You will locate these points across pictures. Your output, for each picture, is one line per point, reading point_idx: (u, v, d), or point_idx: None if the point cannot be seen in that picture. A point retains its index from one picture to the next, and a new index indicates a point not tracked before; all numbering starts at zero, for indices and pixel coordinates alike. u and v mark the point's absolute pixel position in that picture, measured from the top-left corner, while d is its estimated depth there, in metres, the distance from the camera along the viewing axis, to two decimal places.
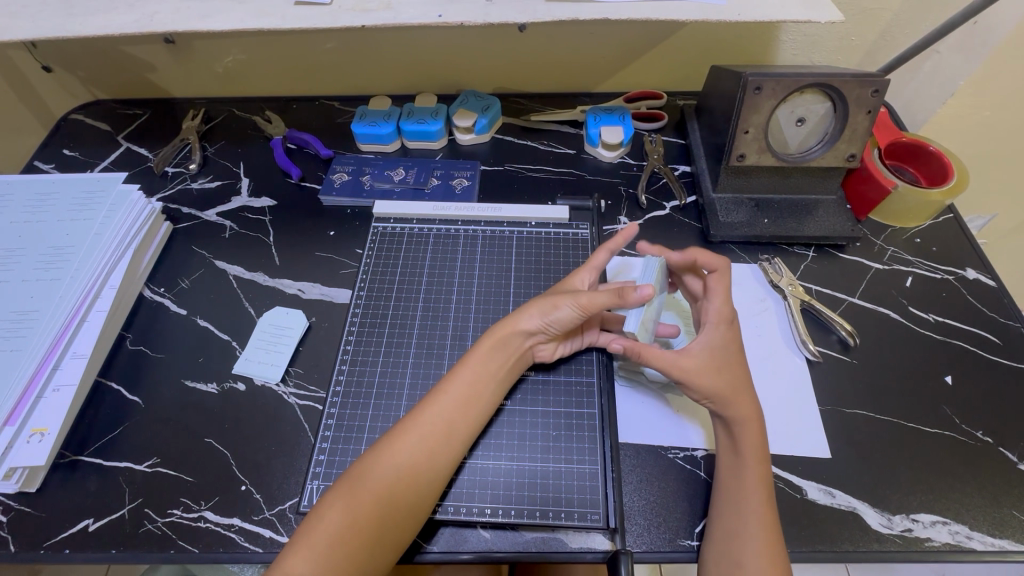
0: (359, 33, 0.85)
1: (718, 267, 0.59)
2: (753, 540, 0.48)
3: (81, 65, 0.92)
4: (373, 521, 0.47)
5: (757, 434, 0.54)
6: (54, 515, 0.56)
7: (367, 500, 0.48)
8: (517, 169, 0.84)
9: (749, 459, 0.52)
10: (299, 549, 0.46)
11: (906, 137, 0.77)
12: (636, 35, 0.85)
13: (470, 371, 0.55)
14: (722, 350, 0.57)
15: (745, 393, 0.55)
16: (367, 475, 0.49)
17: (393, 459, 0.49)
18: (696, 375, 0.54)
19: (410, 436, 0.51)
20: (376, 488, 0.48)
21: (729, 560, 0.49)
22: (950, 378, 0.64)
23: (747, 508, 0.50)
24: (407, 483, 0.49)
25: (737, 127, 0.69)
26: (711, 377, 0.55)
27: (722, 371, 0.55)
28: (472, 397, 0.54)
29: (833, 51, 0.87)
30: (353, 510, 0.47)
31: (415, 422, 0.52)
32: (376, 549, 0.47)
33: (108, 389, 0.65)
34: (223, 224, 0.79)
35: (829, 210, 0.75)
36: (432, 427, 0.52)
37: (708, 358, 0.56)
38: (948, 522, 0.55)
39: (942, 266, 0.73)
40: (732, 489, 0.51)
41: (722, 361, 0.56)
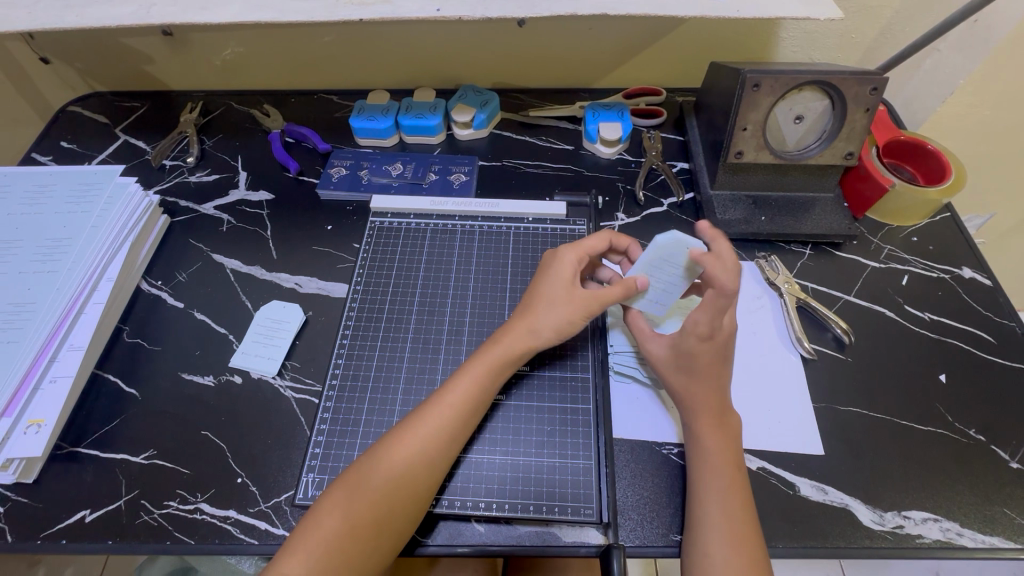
0: (358, 27, 0.84)
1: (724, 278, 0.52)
2: (716, 531, 0.49)
3: (79, 57, 0.92)
4: (371, 524, 0.47)
5: (718, 427, 0.54)
6: (50, 506, 0.57)
7: (364, 502, 0.48)
8: (515, 164, 0.84)
9: (713, 452, 0.53)
10: (297, 552, 0.46)
11: (904, 135, 0.77)
12: (635, 30, 0.85)
13: (472, 373, 0.55)
14: (689, 356, 0.56)
15: (710, 387, 0.55)
16: (363, 477, 0.49)
17: (392, 462, 0.50)
18: (658, 363, 0.59)
19: (406, 438, 0.51)
20: (373, 491, 0.48)
21: (695, 552, 0.49)
22: (944, 377, 0.64)
23: (710, 499, 0.51)
24: (404, 486, 0.49)
25: (735, 124, 0.69)
26: (670, 370, 0.58)
27: (685, 368, 0.56)
28: (471, 399, 0.54)
29: (833, 48, 0.87)
30: (349, 512, 0.48)
31: (416, 425, 0.52)
32: (375, 552, 0.47)
33: (105, 381, 0.65)
34: (220, 218, 0.79)
35: (826, 208, 0.75)
36: (433, 428, 0.52)
37: (671, 353, 0.58)
38: (939, 519, 0.55)
39: (939, 265, 0.74)
40: (698, 482, 0.52)
41: (683, 358, 0.56)
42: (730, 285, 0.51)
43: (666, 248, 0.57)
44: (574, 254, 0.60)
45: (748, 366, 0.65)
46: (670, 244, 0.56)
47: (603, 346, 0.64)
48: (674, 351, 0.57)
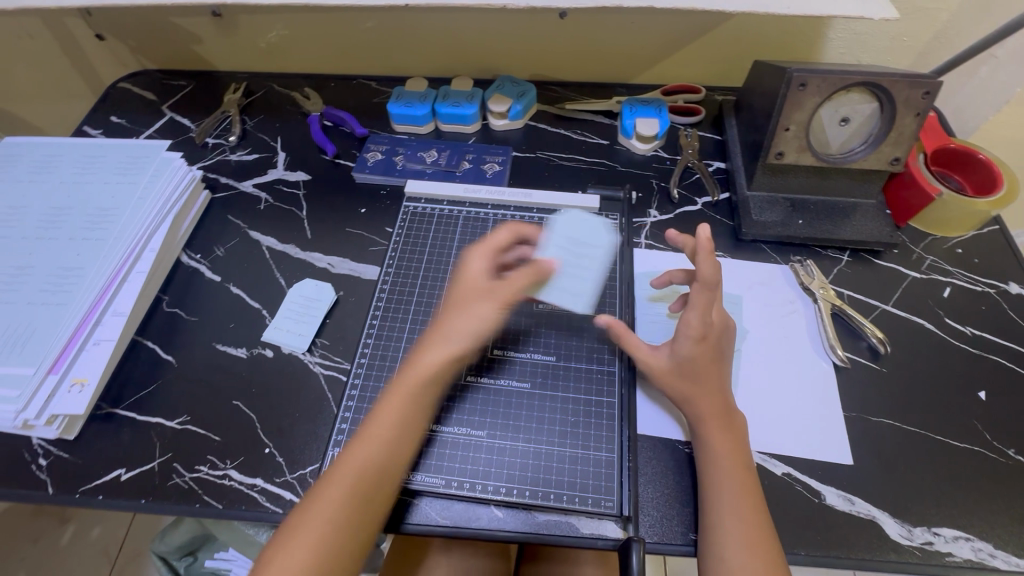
0: (400, 13, 0.85)
1: (707, 279, 0.54)
2: (731, 535, 0.49)
3: (131, 35, 0.95)
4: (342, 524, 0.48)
5: (723, 431, 0.54)
6: (89, 462, 0.59)
7: (331, 505, 0.48)
8: (549, 156, 0.84)
9: (720, 455, 0.53)
10: (276, 557, 0.46)
11: (954, 143, 0.74)
12: (678, 25, 0.84)
13: (420, 376, 0.54)
14: (693, 365, 0.56)
15: (710, 391, 0.55)
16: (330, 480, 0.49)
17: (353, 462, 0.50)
18: (659, 377, 0.57)
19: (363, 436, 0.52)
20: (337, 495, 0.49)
21: (712, 555, 0.49)
22: (983, 394, 0.62)
23: (722, 501, 0.50)
24: (369, 484, 0.50)
25: (778, 124, 0.68)
26: (671, 381, 0.56)
27: (686, 379, 0.56)
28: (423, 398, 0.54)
29: (882, 51, 0.84)
30: (319, 515, 0.48)
31: (373, 427, 0.52)
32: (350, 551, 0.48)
33: (144, 347, 0.67)
34: (258, 196, 0.81)
35: (867, 214, 0.73)
36: (385, 430, 0.52)
37: (673, 366, 0.56)
38: (971, 538, 0.54)
39: (984, 279, 0.71)
40: (707, 484, 0.52)
41: (689, 368, 0.56)
42: (712, 277, 0.54)
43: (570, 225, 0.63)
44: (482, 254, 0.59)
45: (778, 370, 0.64)
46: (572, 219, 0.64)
47: (631, 341, 0.64)
48: (673, 364, 0.56)
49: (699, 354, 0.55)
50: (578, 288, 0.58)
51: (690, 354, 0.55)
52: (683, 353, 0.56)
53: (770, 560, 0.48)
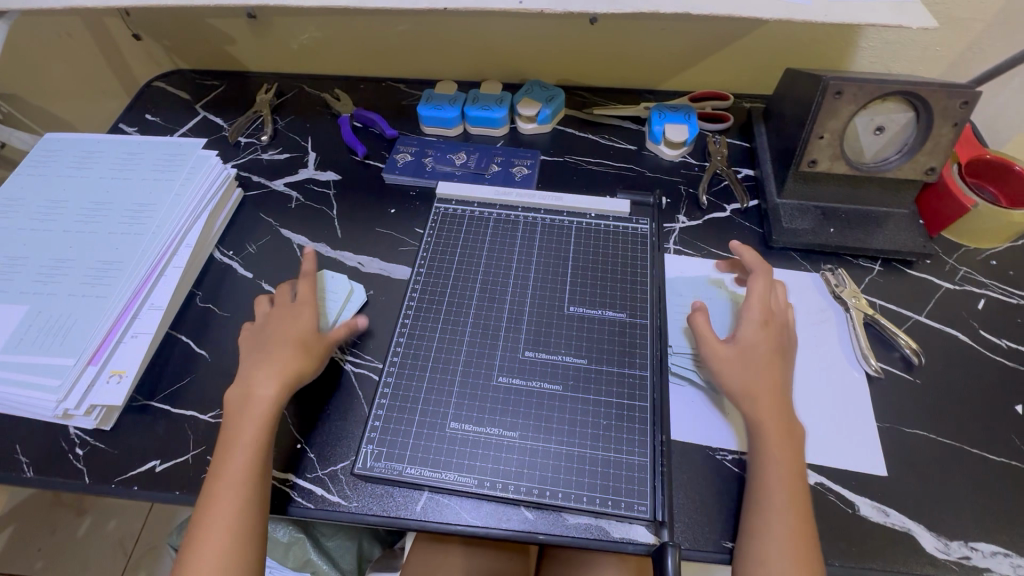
0: (433, 17, 0.86)
1: (759, 269, 0.63)
2: (775, 539, 0.49)
3: (167, 35, 0.97)
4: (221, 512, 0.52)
5: (781, 437, 0.54)
6: (125, 453, 0.60)
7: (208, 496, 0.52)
8: (577, 161, 0.85)
9: (773, 459, 0.53)
10: (200, 541, 0.51)
11: (989, 154, 0.74)
12: (709, 32, 0.84)
13: (273, 371, 0.58)
14: (756, 349, 0.58)
15: (771, 375, 0.57)
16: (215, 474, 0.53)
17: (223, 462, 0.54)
18: (723, 364, 0.58)
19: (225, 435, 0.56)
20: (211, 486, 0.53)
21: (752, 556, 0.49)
22: (1020, 407, 0.61)
23: (770, 509, 0.50)
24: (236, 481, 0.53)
25: (812, 132, 0.68)
26: (731, 367, 0.57)
27: (750, 360, 0.57)
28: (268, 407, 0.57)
29: (915, 61, 0.84)
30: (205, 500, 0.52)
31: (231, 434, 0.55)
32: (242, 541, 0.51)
33: (178, 341, 0.68)
34: (290, 195, 0.82)
35: (900, 224, 0.73)
36: (248, 433, 0.55)
37: (736, 352, 0.58)
38: (1010, 554, 0.53)
39: (1019, 291, 0.70)
40: (757, 491, 0.52)
41: (750, 355, 0.58)
42: (758, 262, 0.65)
43: None
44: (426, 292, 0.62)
45: (810, 378, 0.64)
46: None
47: (663, 346, 0.63)
48: (740, 347, 0.58)
49: (763, 337, 0.59)
50: None
51: (756, 335, 0.59)
52: (751, 334, 0.59)
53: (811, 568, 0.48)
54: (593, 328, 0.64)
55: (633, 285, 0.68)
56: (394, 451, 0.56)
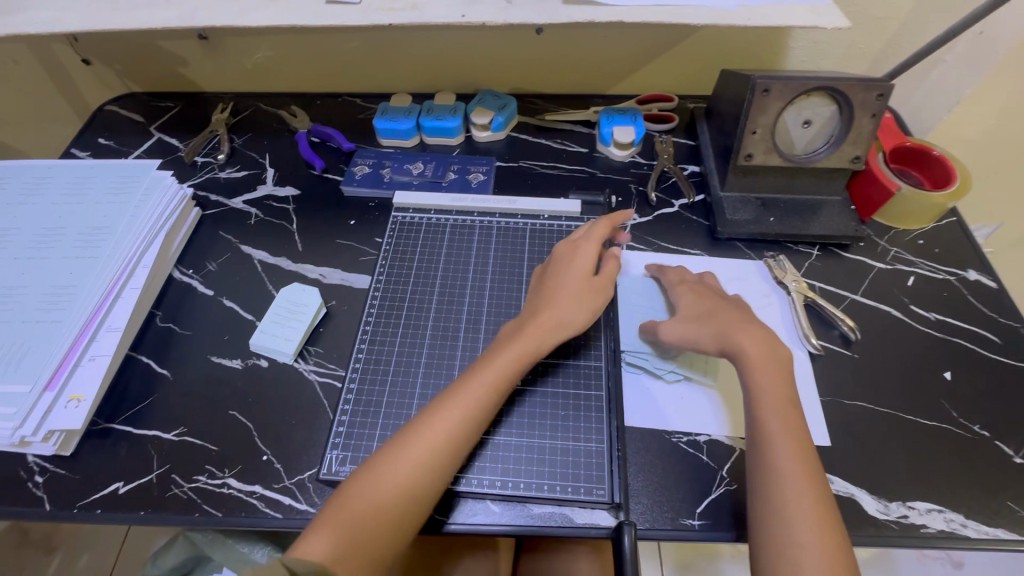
0: (384, 32, 0.88)
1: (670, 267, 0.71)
2: (801, 511, 0.48)
3: (118, 59, 0.97)
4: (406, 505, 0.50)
5: (787, 410, 0.54)
6: (87, 477, 0.60)
7: (387, 489, 0.50)
8: (531, 165, 0.87)
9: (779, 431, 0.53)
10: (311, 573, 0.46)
11: (910, 142, 0.79)
12: (649, 38, 0.88)
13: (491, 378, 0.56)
14: (704, 305, 0.64)
15: (734, 316, 0.61)
16: (386, 465, 0.51)
17: (411, 455, 0.51)
18: (682, 331, 0.62)
19: (421, 429, 0.53)
20: (396, 479, 0.50)
21: (786, 540, 0.47)
22: (949, 374, 0.66)
23: (783, 479, 0.50)
24: (379, 506, 0.49)
25: (745, 128, 0.72)
26: (698, 321, 0.62)
27: (710, 312, 0.62)
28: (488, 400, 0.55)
29: (841, 58, 0.90)
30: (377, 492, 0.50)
31: (430, 428, 0.53)
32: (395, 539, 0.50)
33: (139, 362, 0.68)
34: (249, 212, 0.83)
35: (834, 210, 0.77)
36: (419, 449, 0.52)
37: (691, 311, 0.63)
38: (943, 510, 0.57)
39: (944, 267, 0.75)
40: (770, 462, 0.51)
41: (705, 309, 0.63)
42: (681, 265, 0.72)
43: (298, 297, 0.71)
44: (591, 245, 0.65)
45: None
46: (301, 293, 0.71)
47: (614, 337, 0.66)
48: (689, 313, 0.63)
49: (700, 294, 0.65)
50: (283, 331, 0.68)
51: (694, 300, 0.65)
52: (689, 299, 0.65)
53: (832, 533, 0.47)
54: None
55: None
56: (359, 454, 0.58)
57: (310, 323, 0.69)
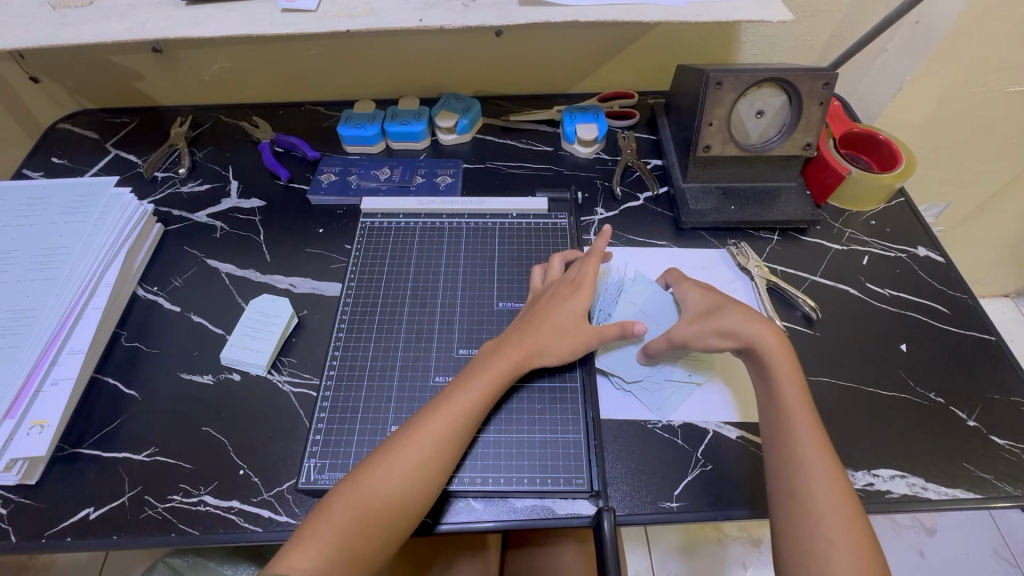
0: (343, 40, 0.88)
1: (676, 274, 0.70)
2: (831, 505, 0.49)
3: (68, 75, 0.94)
4: (391, 520, 0.50)
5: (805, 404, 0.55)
6: (54, 505, 0.58)
7: (373, 504, 0.50)
8: (498, 166, 0.88)
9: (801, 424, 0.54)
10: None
11: (857, 127, 0.83)
12: (607, 37, 0.90)
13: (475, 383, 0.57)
14: (711, 302, 0.64)
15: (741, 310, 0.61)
16: (373, 480, 0.51)
17: (395, 470, 0.51)
18: (697, 328, 0.61)
19: (408, 444, 0.53)
20: (381, 493, 0.50)
21: (817, 536, 0.48)
22: (904, 346, 0.69)
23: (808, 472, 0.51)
24: (371, 512, 0.50)
25: (702, 120, 0.74)
26: (710, 319, 0.62)
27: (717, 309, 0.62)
28: (473, 415, 0.56)
29: (790, 51, 0.93)
30: (364, 507, 0.50)
31: (416, 442, 0.53)
32: (378, 554, 0.50)
33: (104, 384, 0.66)
34: (214, 225, 0.82)
35: (791, 196, 0.80)
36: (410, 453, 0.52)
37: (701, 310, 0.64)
38: (905, 475, 0.59)
39: (896, 245, 0.79)
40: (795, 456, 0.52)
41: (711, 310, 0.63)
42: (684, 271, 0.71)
43: (269, 309, 0.70)
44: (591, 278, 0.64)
45: None
46: (272, 305, 0.70)
47: None
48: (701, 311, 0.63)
49: (708, 293, 0.65)
50: (254, 344, 0.67)
51: (702, 297, 0.65)
52: (698, 297, 0.65)
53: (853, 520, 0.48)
54: None
55: None
56: (337, 461, 0.58)
57: (280, 335, 0.68)
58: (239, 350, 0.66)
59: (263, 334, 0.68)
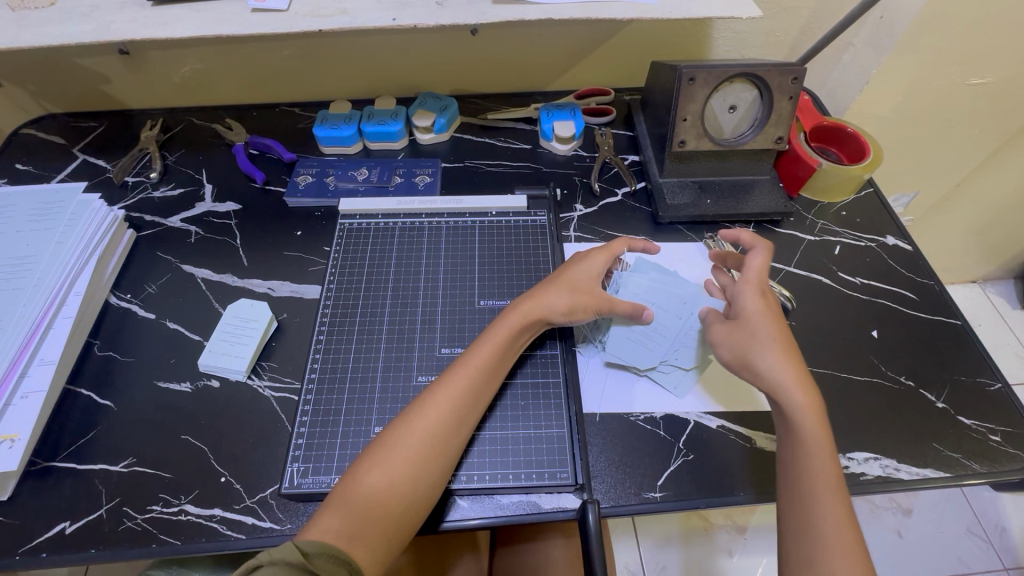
0: (317, 39, 0.87)
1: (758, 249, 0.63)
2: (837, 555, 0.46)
3: (31, 79, 0.92)
4: (421, 472, 0.52)
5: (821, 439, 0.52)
6: (28, 520, 0.56)
7: (399, 460, 0.51)
8: (476, 164, 0.88)
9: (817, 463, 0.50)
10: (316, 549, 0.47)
11: (827, 120, 0.85)
12: (582, 35, 0.91)
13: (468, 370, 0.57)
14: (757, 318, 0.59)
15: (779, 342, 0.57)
16: (398, 441, 0.53)
17: (418, 426, 0.53)
18: (727, 339, 0.60)
19: (428, 402, 0.55)
20: (407, 450, 0.52)
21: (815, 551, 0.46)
22: (875, 332, 0.71)
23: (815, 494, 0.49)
24: (378, 505, 0.50)
25: (676, 115, 0.75)
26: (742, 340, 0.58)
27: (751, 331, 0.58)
28: (488, 368, 0.58)
29: (761, 46, 0.95)
30: (393, 464, 0.51)
31: (434, 402, 0.55)
32: (413, 510, 0.51)
33: (77, 395, 0.65)
34: (188, 229, 0.80)
35: (764, 189, 0.82)
36: (414, 445, 0.52)
37: (744, 321, 0.59)
38: (878, 457, 0.61)
39: (866, 235, 0.81)
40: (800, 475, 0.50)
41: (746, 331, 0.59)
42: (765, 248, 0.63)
43: (246, 312, 0.69)
44: (603, 255, 0.67)
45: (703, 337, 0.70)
46: (250, 308, 0.69)
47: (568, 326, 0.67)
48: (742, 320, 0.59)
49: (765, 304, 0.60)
50: (232, 348, 0.66)
51: (756, 308, 0.59)
52: (751, 305, 0.60)
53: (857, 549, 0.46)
54: None
55: (537, 274, 0.73)
56: (321, 464, 0.58)
57: (260, 339, 0.67)
58: (217, 355, 0.66)
59: (241, 338, 0.67)
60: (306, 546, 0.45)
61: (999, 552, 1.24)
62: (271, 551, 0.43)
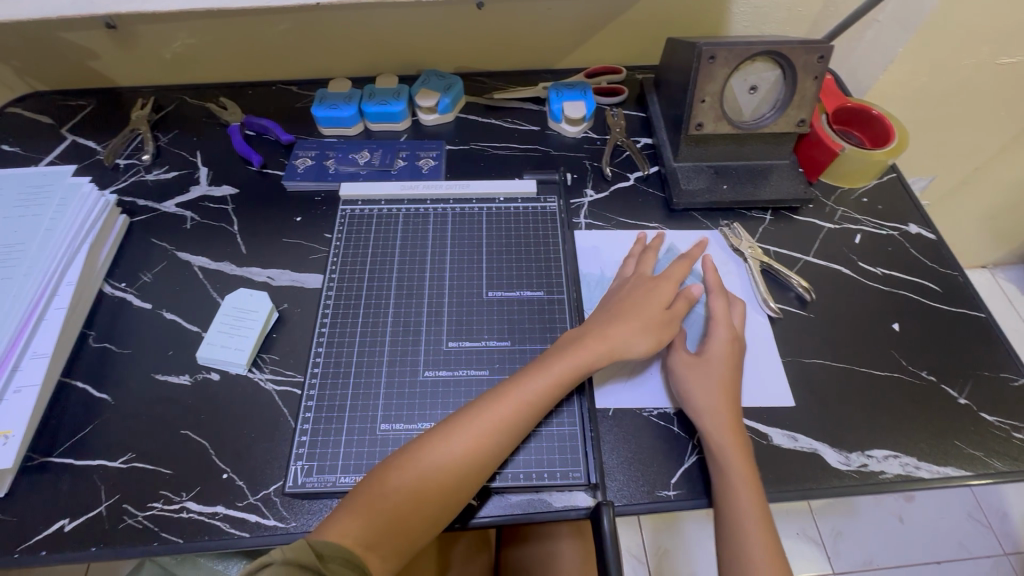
0: (314, 12, 0.83)
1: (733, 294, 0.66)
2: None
3: (15, 54, 0.87)
4: (452, 495, 0.50)
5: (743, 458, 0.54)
6: (26, 518, 0.55)
7: (428, 480, 0.50)
8: (483, 147, 0.85)
9: (742, 484, 0.53)
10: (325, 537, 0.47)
11: (850, 102, 0.81)
12: (593, 8, 0.86)
13: (522, 392, 0.55)
14: (718, 361, 0.59)
15: (720, 388, 0.57)
16: (429, 456, 0.51)
17: (453, 451, 0.51)
18: (682, 369, 0.59)
19: (470, 424, 0.52)
20: (442, 467, 0.50)
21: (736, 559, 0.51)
22: (896, 325, 0.69)
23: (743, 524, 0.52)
24: (399, 516, 0.48)
25: (694, 97, 0.71)
26: (692, 379, 0.58)
27: (707, 369, 0.59)
28: (541, 400, 0.55)
29: (783, 22, 0.90)
30: (421, 483, 0.50)
31: (478, 424, 0.52)
32: (431, 526, 0.50)
33: (73, 388, 0.63)
34: (182, 215, 0.77)
35: (783, 174, 0.79)
36: (448, 460, 0.51)
37: (701, 356, 0.60)
38: (899, 455, 0.60)
39: (888, 223, 0.78)
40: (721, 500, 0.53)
41: (702, 369, 0.59)
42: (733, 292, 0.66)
43: (243, 300, 0.67)
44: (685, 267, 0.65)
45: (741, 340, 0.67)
46: (247, 296, 0.67)
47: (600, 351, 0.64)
48: (705, 356, 0.60)
49: (728, 350, 0.60)
50: (229, 339, 0.64)
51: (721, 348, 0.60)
52: (715, 346, 0.60)
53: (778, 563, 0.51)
54: (512, 311, 0.66)
55: (547, 265, 0.70)
56: (325, 463, 0.56)
57: (260, 331, 0.65)
58: (216, 347, 0.63)
59: (240, 329, 0.65)
60: (322, 548, 0.45)
61: (999, 537, 1.24)
62: (283, 550, 0.43)
